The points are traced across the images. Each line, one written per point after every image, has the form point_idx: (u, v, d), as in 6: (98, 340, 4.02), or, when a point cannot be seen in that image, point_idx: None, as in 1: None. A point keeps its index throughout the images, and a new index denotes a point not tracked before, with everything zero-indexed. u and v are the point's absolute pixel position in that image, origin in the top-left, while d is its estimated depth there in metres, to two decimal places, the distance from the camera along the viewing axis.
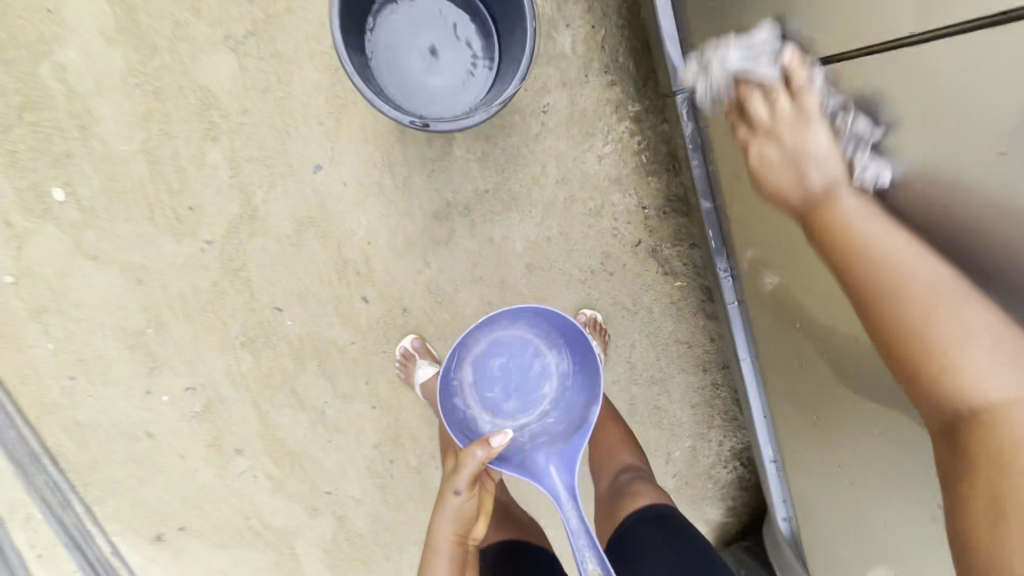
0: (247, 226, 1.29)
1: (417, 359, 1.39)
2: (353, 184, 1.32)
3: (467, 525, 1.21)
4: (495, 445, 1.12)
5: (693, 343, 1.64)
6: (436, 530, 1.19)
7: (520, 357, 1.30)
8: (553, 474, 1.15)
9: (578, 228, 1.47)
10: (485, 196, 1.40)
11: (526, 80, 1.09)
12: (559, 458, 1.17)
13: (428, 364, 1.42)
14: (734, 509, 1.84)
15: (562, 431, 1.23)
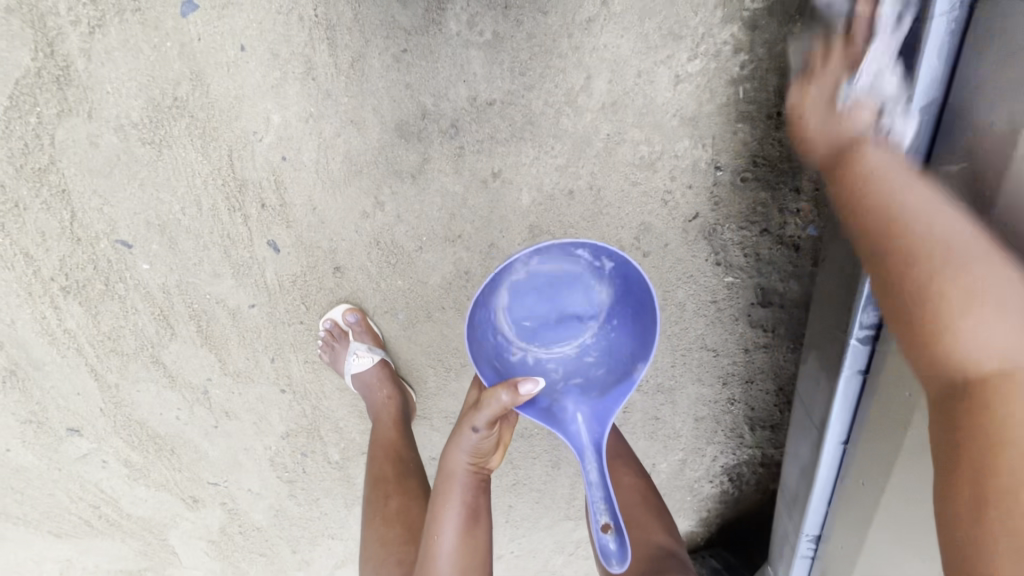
0: (56, 95, 0.72)
1: (351, 343, 0.96)
2: (260, 51, 0.74)
3: (487, 458, 0.82)
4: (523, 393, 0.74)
5: (721, 353, 1.21)
6: (444, 456, 0.81)
7: (567, 276, 0.81)
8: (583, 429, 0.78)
9: (616, 182, 0.97)
10: (487, 111, 0.85)
11: None
12: (591, 409, 0.78)
13: (365, 349, 0.97)
14: (710, 532, 1.47)
15: (603, 380, 0.81)
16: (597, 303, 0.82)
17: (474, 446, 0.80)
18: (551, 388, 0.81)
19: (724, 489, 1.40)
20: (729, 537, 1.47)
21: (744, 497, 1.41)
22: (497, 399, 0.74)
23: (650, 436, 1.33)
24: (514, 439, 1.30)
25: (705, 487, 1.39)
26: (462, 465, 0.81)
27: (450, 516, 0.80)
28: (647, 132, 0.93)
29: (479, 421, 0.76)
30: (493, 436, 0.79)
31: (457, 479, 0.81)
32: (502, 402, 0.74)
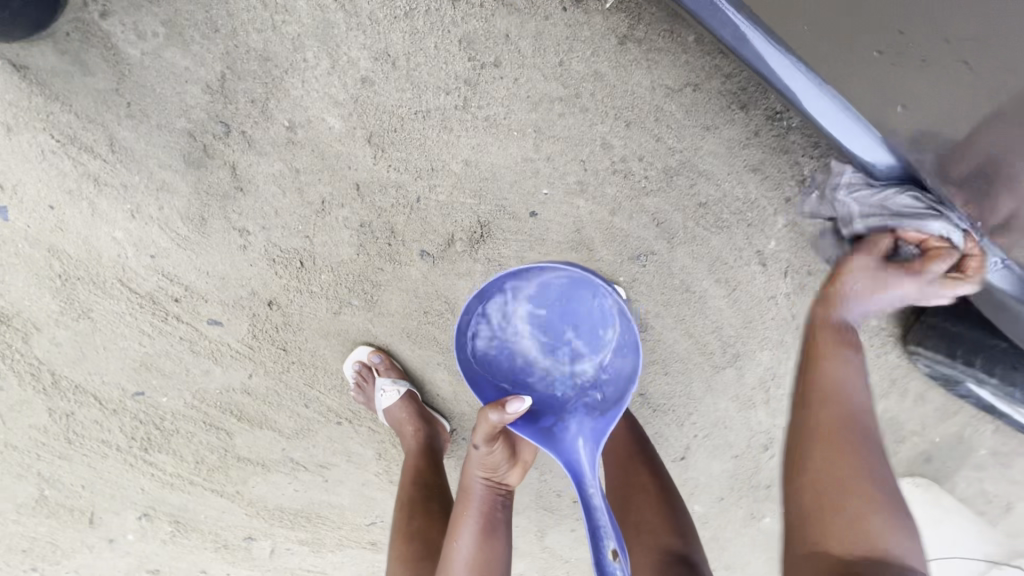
0: (12, 330, 0.93)
1: (377, 380, 1.03)
2: (60, 197, 0.86)
3: (504, 474, 0.83)
4: (511, 411, 0.74)
5: (696, 81, 0.94)
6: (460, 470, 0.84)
7: (567, 292, 0.83)
8: (583, 450, 0.77)
9: (391, 29, 0.85)
10: (227, 85, 0.84)
11: None
12: (592, 428, 0.79)
13: (390, 384, 1.03)
14: None
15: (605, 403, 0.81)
16: (607, 317, 0.81)
17: (485, 460, 0.81)
18: (560, 405, 0.82)
19: None
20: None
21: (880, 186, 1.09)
22: (487, 419, 0.75)
23: (712, 225, 1.06)
24: None
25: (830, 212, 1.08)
26: (482, 480, 0.82)
27: (469, 525, 0.81)
28: None
29: (477, 436, 0.77)
30: (499, 450, 0.79)
31: (470, 493, 0.83)
32: (493, 422, 0.74)
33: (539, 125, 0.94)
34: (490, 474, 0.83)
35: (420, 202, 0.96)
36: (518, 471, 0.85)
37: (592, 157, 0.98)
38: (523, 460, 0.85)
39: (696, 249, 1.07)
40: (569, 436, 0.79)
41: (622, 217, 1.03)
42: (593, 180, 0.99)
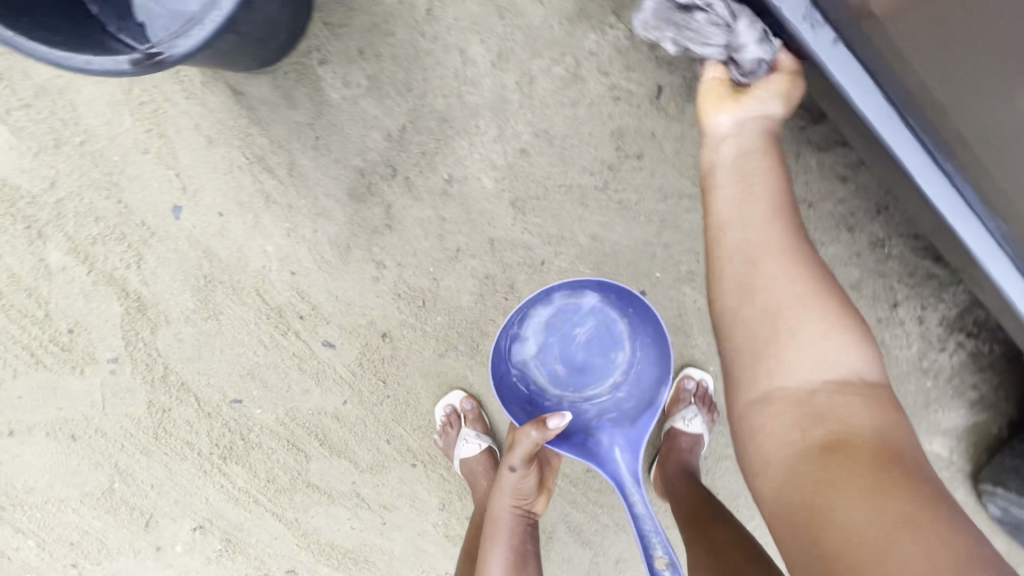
0: (143, 320, 0.97)
1: (463, 429, 1.05)
2: (232, 207, 0.94)
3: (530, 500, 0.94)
4: (552, 426, 0.83)
5: (813, 199, 1.03)
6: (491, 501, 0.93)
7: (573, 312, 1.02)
8: (620, 459, 0.95)
9: (555, 114, 0.96)
10: (406, 137, 0.94)
11: None
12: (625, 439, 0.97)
13: (474, 435, 1.04)
14: (980, 397, 1.17)
15: (629, 413, 1.00)
16: (615, 337, 1.03)
17: (517, 487, 0.92)
18: (589, 424, 1.00)
19: (959, 348, 1.15)
20: (993, 374, 1.16)
21: (967, 319, 1.12)
22: (529, 437, 0.85)
23: None
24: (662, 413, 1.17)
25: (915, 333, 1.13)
26: (511, 509, 0.92)
27: (500, 553, 0.88)
28: (549, 55, 0.94)
29: (514, 459, 0.87)
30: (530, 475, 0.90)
31: (504, 520, 0.91)
32: (534, 438, 0.84)
33: (664, 215, 1.02)
34: (520, 501, 0.93)
35: (544, 265, 1.02)
36: (543, 500, 0.97)
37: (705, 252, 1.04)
38: (545, 488, 0.98)
39: None
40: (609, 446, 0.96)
41: None
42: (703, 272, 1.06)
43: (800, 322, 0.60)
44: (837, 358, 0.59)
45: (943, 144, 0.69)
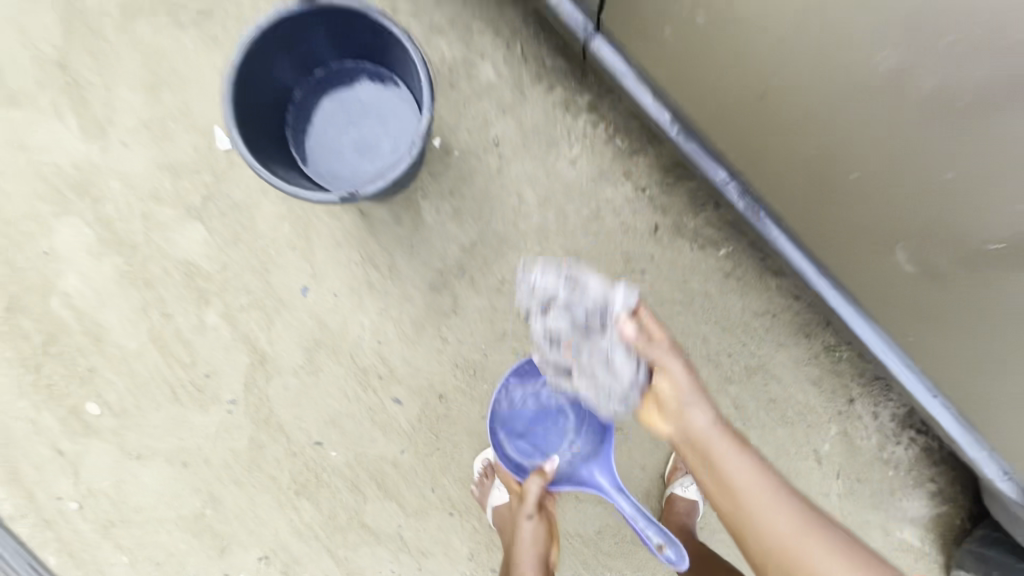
0: (262, 371, 1.27)
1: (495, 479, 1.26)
2: (344, 290, 1.28)
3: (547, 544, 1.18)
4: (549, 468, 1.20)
5: (777, 312, 1.34)
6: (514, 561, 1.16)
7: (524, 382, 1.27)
8: (601, 480, 1.19)
9: (582, 240, 1.32)
10: (475, 249, 1.31)
11: (434, 95, 0.94)
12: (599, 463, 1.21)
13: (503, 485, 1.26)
14: (933, 486, 1.37)
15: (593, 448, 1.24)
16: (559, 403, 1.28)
17: (532, 539, 1.17)
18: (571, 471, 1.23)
19: (914, 443, 1.37)
20: (945, 468, 1.37)
21: (914, 416, 1.36)
22: (535, 484, 1.18)
23: (778, 419, 1.36)
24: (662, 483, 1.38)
25: (871, 427, 1.37)
26: (531, 555, 1.15)
27: None
28: (580, 199, 1.31)
29: (528, 507, 1.16)
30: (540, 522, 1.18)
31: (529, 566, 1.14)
32: (541, 480, 1.17)
33: (663, 317, 1.33)
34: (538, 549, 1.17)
35: None
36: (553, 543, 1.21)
37: (694, 347, 1.34)
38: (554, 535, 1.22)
39: (764, 435, 1.36)
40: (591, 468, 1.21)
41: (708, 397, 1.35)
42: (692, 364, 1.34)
43: (764, 497, 0.88)
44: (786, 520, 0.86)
45: (851, 293, 1.09)
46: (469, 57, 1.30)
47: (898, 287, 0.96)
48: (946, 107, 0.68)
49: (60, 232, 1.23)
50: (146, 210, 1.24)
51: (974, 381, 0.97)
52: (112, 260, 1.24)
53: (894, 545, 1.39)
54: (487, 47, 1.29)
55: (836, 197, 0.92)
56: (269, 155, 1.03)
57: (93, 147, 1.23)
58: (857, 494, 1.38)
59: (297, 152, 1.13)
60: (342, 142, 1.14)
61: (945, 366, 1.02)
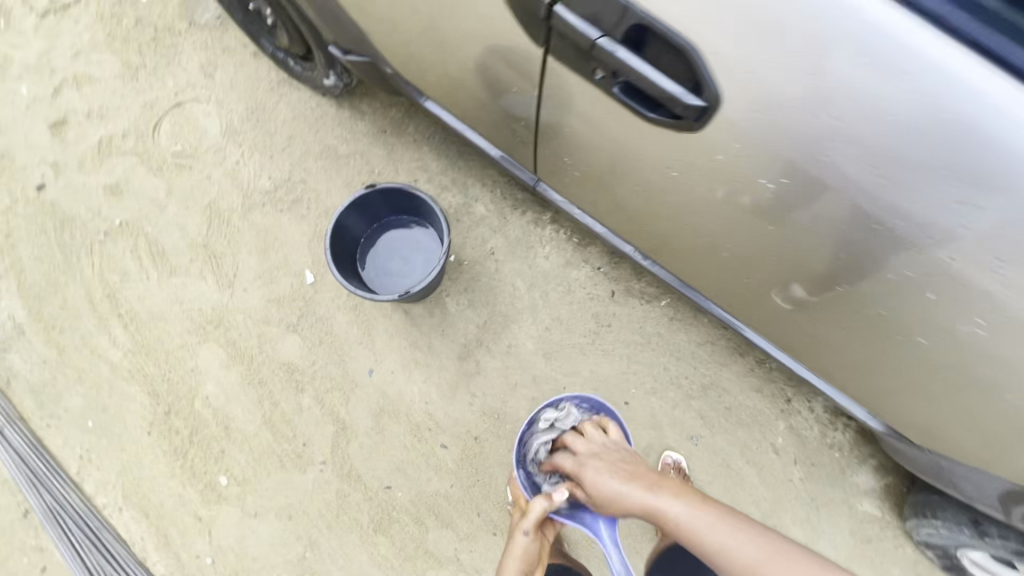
0: (343, 436, 1.73)
1: None
2: (398, 368, 1.79)
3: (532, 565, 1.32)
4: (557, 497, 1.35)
5: (714, 340, 1.81)
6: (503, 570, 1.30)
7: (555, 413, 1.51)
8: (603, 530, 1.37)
9: (562, 308, 1.84)
10: (487, 326, 1.83)
11: (453, 233, 1.54)
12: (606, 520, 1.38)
13: None
14: (874, 460, 1.72)
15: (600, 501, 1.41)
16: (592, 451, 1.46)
17: (522, 552, 1.32)
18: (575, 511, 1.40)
19: (848, 427, 1.75)
20: (879, 443, 1.73)
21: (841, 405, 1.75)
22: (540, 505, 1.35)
23: (736, 422, 1.76)
24: None
25: (811, 418, 1.75)
26: (517, 564, 1.30)
27: None
28: (556, 281, 1.87)
29: (528, 522, 1.33)
30: (533, 542, 1.33)
31: None
32: (546, 503, 1.34)
33: (631, 355, 1.80)
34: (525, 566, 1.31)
35: (566, 390, 1.78)
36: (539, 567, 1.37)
37: (659, 375, 1.79)
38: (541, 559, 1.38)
39: (729, 436, 1.75)
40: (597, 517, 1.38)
41: (678, 412, 1.77)
42: (660, 388, 1.78)
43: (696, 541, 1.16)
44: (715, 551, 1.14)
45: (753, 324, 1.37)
46: (467, 201, 1.95)
47: (782, 321, 1.24)
48: (769, 200, 0.96)
49: (202, 353, 1.78)
50: (259, 330, 1.80)
51: (861, 389, 1.23)
52: (236, 368, 1.77)
53: (859, 518, 1.69)
54: (478, 193, 1.95)
55: (708, 265, 1.25)
56: (350, 279, 1.63)
57: (224, 294, 1.83)
58: (815, 475, 1.72)
59: (366, 275, 1.73)
60: (394, 266, 1.74)
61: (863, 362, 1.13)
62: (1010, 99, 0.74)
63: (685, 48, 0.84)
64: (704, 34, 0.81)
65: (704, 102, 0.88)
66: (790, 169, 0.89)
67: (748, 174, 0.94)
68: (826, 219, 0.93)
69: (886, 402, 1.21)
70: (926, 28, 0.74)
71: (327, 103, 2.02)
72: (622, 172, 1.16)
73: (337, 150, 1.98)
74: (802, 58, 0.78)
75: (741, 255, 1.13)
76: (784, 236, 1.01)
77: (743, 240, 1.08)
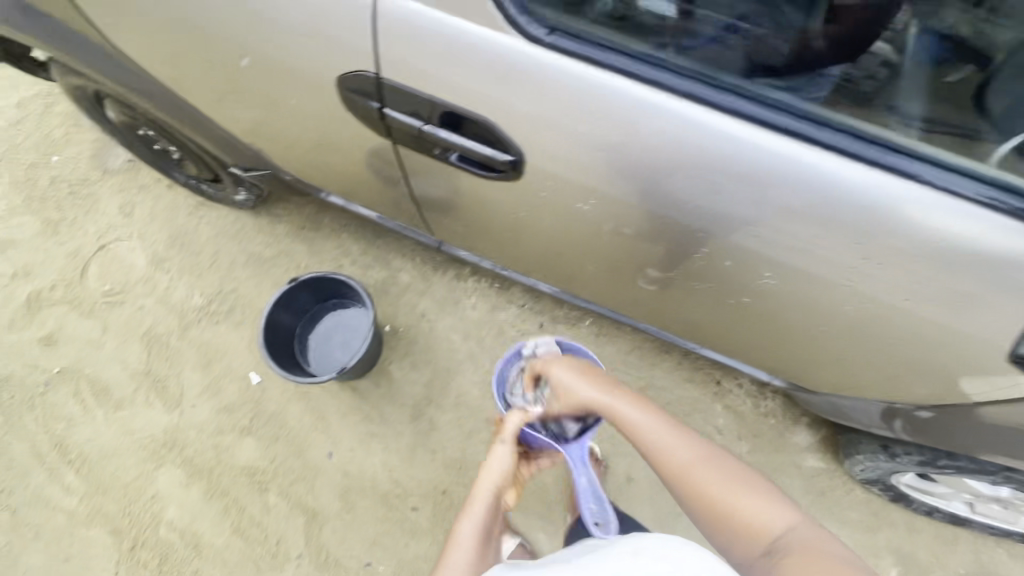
0: (315, 524, 1.75)
1: None
2: (357, 444, 1.86)
3: (506, 484, 1.19)
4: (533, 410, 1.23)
5: (641, 345, 1.98)
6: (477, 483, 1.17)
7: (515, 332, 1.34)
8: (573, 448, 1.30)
9: (499, 350, 1.99)
10: (434, 383, 1.94)
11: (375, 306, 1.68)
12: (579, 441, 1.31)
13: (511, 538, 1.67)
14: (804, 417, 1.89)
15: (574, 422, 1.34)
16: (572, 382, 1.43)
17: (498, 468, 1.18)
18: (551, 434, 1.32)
19: (775, 393, 1.92)
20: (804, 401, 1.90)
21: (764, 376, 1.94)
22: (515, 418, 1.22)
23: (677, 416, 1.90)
24: (625, 494, 1.84)
25: (741, 394, 1.92)
26: (493, 480, 1.17)
27: (474, 519, 1.11)
28: (488, 326, 2.02)
29: (505, 433, 1.19)
30: (508, 456, 1.19)
31: (481, 503, 1.14)
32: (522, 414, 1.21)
33: None
34: (501, 480, 1.18)
35: None
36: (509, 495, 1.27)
37: None
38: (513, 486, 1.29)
39: None
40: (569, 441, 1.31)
41: (625, 418, 1.91)
42: (604, 400, 1.92)
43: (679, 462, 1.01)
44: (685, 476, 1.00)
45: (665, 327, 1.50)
46: (392, 274, 2.10)
47: (684, 318, 1.38)
48: (622, 227, 1.14)
49: (160, 479, 1.80)
50: (214, 442, 1.85)
51: (768, 358, 1.38)
52: (197, 485, 1.80)
53: (807, 473, 1.84)
54: (401, 264, 2.11)
55: (604, 288, 1.41)
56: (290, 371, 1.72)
57: (174, 415, 1.88)
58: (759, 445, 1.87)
59: (305, 363, 1.83)
60: (330, 348, 1.85)
61: (758, 337, 1.28)
62: (754, 139, 0.93)
63: (484, 125, 1.03)
64: (512, 126, 1.02)
65: (513, 158, 1.07)
66: (622, 209, 1.08)
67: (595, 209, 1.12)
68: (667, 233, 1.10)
69: (783, 361, 1.35)
70: (634, 83, 0.94)
71: (245, 215, 2.17)
72: (495, 223, 1.34)
73: (261, 255, 2.12)
74: (594, 132, 0.98)
75: (615, 270, 1.29)
76: (624, 243, 1.18)
77: (618, 259, 1.25)
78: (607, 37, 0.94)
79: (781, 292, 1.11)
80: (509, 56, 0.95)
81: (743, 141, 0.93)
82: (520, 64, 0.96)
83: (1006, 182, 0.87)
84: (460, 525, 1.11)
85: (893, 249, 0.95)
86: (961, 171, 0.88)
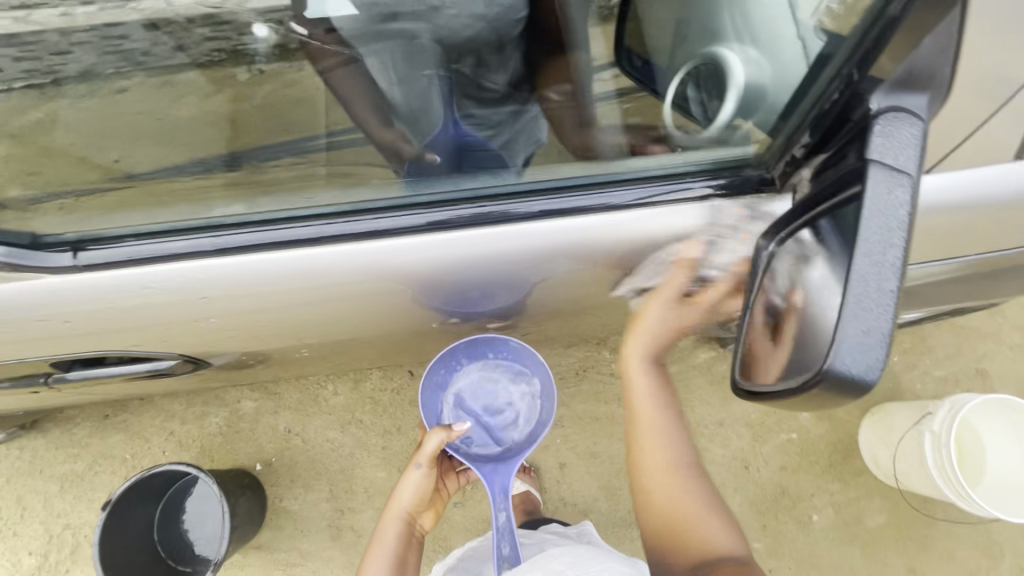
0: None
1: None
2: None
3: (417, 510, 1.18)
4: (457, 429, 1.13)
5: None
6: (388, 504, 1.16)
7: (480, 350, 1.29)
8: (495, 476, 1.18)
9: (382, 421, 1.83)
10: (337, 491, 1.78)
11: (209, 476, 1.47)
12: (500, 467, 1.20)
13: None
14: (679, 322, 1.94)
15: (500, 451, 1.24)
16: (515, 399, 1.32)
17: (412, 492, 1.15)
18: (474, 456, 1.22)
19: None
20: None
21: None
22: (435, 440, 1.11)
23: (576, 385, 1.90)
24: (565, 480, 1.83)
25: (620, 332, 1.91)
26: (402, 507, 1.15)
27: (382, 555, 1.11)
28: (360, 404, 1.85)
29: (418, 457, 1.13)
30: (421, 478, 1.15)
31: (393, 530, 1.13)
32: (442, 436, 1.12)
33: None
34: (414, 503, 1.16)
35: None
36: (429, 517, 1.22)
37: None
38: (434, 507, 1.24)
39: (578, 397, 1.89)
40: (496, 469, 1.19)
41: None
42: None
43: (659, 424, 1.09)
44: (662, 467, 1.07)
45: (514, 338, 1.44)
46: (232, 407, 1.84)
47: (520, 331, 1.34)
48: (391, 326, 1.05)
49: None
50: None
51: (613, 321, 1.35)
52: None
53: (703, 370, 1.91)
54: (235, 393, 1.85)
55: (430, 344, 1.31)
56: None
57: None
58: None
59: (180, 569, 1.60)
60: (200, 535, 1.64)
61: (585, 318, 1.26)
62: (444, 243, 0.78)
63: (119, 355, 0.93)
64: (188, 322, 0.86)
65: (179, 360, 0.99)
66: (382, 317, 0.98)
67: (352, 324, 1.00)
68: (438, 312, 1.01)
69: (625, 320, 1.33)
70: (260, 254, 0.77)
71: (28, 440, 1.79)
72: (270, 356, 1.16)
73: (74, 473, 1.77)
74: (274, 300, 0.83)
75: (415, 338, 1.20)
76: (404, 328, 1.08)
77: (414, 333, 1.16)
78: (164, 224, 0.77)
79: (570, 302, 1.06)
80: (68, 297, 0.77)
81: (422, 255, 0.79)
82: (88, 300, 0.78)
83: (728, 159, 0.77)
84: (370, 558, 1.11)
85: (626, 269, 0.88)
86: (674, 176, 0.77)
